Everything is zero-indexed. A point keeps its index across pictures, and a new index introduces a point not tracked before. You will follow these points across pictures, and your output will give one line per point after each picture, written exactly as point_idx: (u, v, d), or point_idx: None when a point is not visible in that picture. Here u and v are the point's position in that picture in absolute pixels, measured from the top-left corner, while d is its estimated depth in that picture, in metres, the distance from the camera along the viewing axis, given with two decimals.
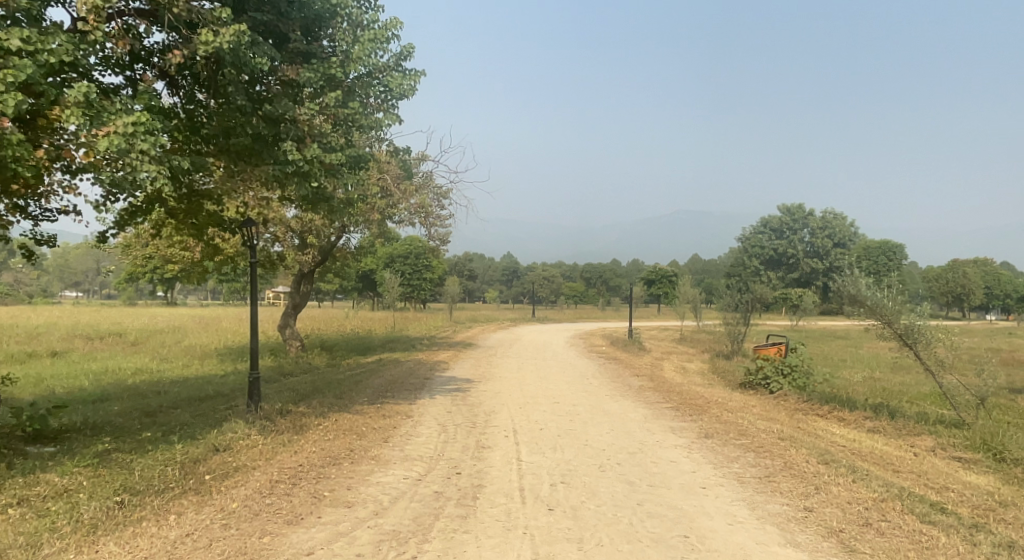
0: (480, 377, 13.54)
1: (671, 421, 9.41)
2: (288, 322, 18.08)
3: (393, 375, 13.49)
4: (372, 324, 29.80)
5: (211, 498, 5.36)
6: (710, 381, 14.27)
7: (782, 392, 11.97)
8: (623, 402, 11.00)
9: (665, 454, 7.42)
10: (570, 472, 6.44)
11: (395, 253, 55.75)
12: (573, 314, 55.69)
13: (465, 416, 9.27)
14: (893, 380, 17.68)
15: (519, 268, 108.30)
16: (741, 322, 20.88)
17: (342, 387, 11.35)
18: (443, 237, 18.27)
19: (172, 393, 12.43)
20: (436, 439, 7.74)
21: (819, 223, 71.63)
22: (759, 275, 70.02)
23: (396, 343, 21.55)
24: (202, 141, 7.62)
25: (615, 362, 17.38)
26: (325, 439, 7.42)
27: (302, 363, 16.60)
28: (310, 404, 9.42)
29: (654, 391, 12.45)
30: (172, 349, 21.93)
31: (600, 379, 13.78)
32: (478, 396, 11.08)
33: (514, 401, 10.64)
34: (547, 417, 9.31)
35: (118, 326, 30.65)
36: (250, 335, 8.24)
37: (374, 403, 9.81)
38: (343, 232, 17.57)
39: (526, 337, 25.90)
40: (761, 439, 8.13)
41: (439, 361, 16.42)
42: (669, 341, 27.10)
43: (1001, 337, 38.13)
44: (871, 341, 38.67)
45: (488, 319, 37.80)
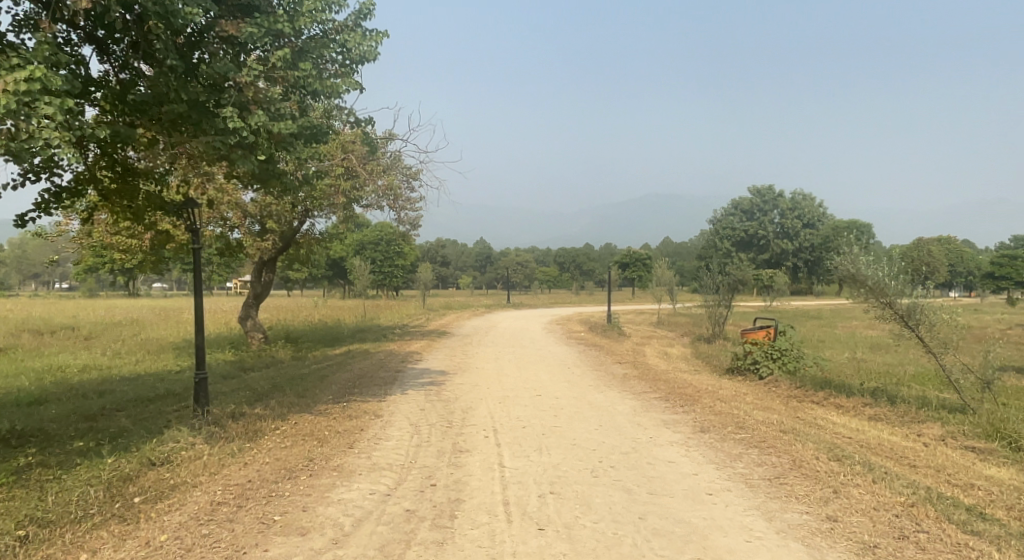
0: (455, 368, 12.76)
1: (663, 414, 8.73)
2: (249, 313, 17.03)
3: (362, 368, 12.61)
4: (342, 314, 28.74)
5: (136, 528, 4.49)
6: (696, 367, 13.66)
7: (773, 378, 11.40)
8: (609, 393, 10.32)
9: (662, 453, 6.73)
10: (560, 480, 5.70)
11: (365, 240, 54.46)
12: (548, 299, 55.12)
13: (440, 414, 8.47)
14: (877, 360, 17.32)
15: (493, 254, 107.42)
16: (722, 304, 20.41)
17: (306, 384, 10.47)
18: (413, 221, 17.34)
19: (118, 393, 11.39)
20: (407, 443, 6.93)
21: (789, 205, 72.09)
22: (731, 256, 70.24)
23: (366, 333, 20.61)
24: (129, 109, 6.63)
25: (595, 349, 16.72)
26: (281, 447, 6.56)
27: (265, 357, 15.62)
28: (268, 405, 8.53)
29: (639, 379, 11.79)
30: (126, 343, 20.67)
31: (582, 368, 13.10)
32: (453, 390, 10.29)
33: (493, 395, 9.86)
34: (529, 413, 8.57)
35: (73, 319, 29.15)
36: (195, 330, 7.32)
37: (340, 401, 8.95)
38: (307, 216, 16.56)
39: (502, 324, 25.16)
40: (762, 433, 7.50)
41: (412, 351, 15.59)
42: (647, 325, 26.62)
43: (970, 314, 38.52)
44: (845, 320, 38.82)
45: (463, 306, 36.97)
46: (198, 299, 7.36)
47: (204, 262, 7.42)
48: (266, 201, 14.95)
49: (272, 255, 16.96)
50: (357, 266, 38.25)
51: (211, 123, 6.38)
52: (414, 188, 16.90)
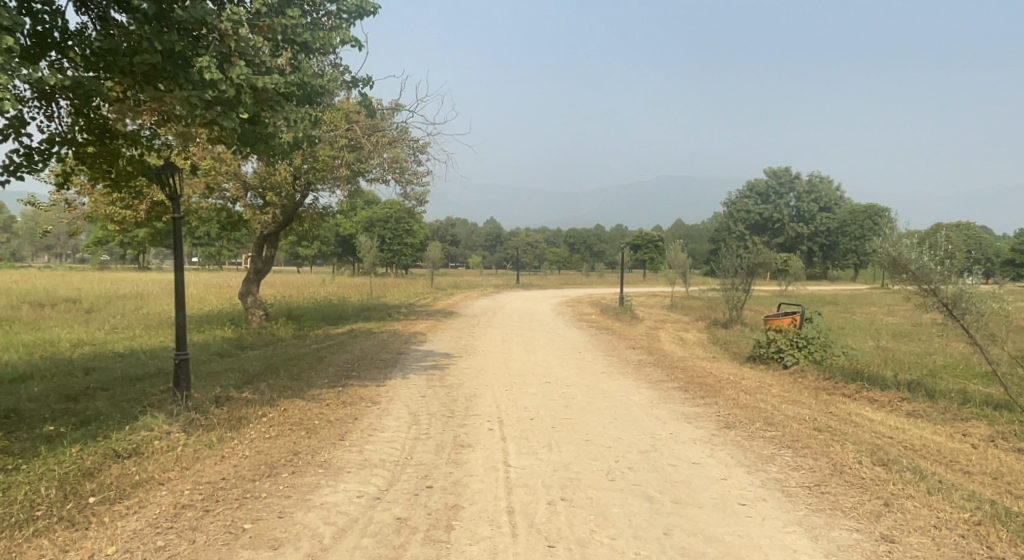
0: (461, 351, 12.14)
1: (683, 406, 8.07)
2: (249, 289, 16.48)
3: (362, 350, 12.00)
4: (348, 292, 28.18)
5: (83, 537, 3.90)
6: (714, 354, 12.96)
7: (799, 367, 10.69)
8: (623, 382, 9.67)
9: (685, 453, 6.07)
10: (572, 484, 5.06)
11: (375, 217, 53.74)
12: (558, 280, 54.32)
13: (442, 402, 7.83)
14: (902, 349, 16.54)
15: (503, 234, 106.49)
16: (740, 288, 19.64)
17: (302, 366, 9.87)
18: (420, 196, 16.64)
19: (107, 371, 10.86)
20: (404, 436, 6.30)
21: (806, 187, 70.70)
22: (745, 239, 69.10)
23: (370, 312, 20.05)
24: (98, 61, 5.95)
25: (607, 333, 16.05)
26: (265, 438, 5.95)
27: (265, 335, 15.06)
28: (257, 389, 7.93)
29: (655, 366, 11.14)
30: (126, 318, 20.21)
31: (594, 354, 12.45)
32: (457, 375, 9.66)
33: (499, 382, 9.22)
34: (538, 403, 7.93)
35: (76, 292, 28.71)
36: (175, 308, 6.71)
37: (335, 386, 8.34)
38: (309, 189, 15.92)
39: (510, 305, 24.52)
40: (794, 430, 6.83)
41: (417, 332, 14.98)
42: (660, 309, 25.90)
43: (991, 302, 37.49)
44: (862, 307, 37.91)
45: (471, 286, 36.35)
46: (178, 273, 6.74)
47: (185, 233, 6.78)
48: (266, 172, 14.30)
49: (274, 229, 16.34)
50: (365, 243, 37.62)
51: (188, 76, 5.72)
52: (421, 161, 16.17)
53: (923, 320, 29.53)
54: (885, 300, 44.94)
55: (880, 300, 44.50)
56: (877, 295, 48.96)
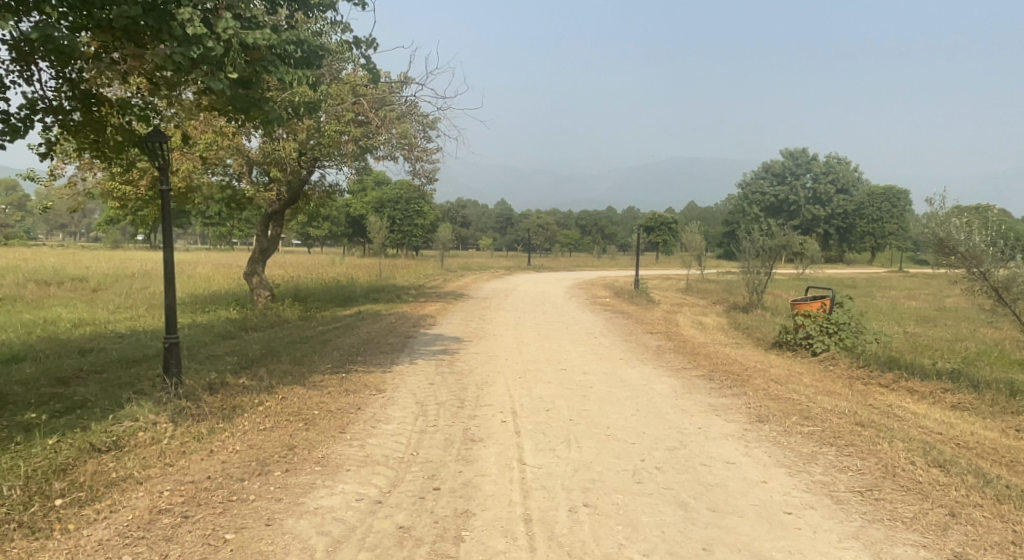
0: (472, 335, 11.63)
1: (710, 398, 7.50)
2: (255, 269, 16.01)
3: (369, 332, 11.50)
4: (356, 272, 27.67)
5: (42, 549, 3.42)
6: (737, 339, 12.36)
7: (830, 355, 10.08)
8: (643, 369, 9.12)
9: (718, 451, 5.52)
10: (595, 487, 4.54)
11: (385, 198, 53.12)
12: (572, 261, 53.54)
13: (451, 391, 7.33)
14: (933, 335, 15.82)
15: (514, 215, 105.56)
16: (762, 271, 18.93)
17: (305, 349, 9.39)
18: (430, 173, 16.04)
19: (104, 353, 10.43)
20: (410, 429, 5.80)
21: (823, 168, 69.28)
22: (760, 222, 67.95)
23: (380, 293, 19.56)
24: (73, 14, 5.42)
25: (624, 317, 15.45)
26: (258, 429, 5.46)
27: (270, 317, 14.60)
28: (255, 375, 7.45)
29: (676, 353, 10.57)
30: (131, 297, 19.85)
31: (611, 339, 11.90)
32: (468, 361, 9.15)
33: (512, 369, 8.70)
34: (554, 393, 7.41)
35: (83, 270, 28.39)
36: (163, 287, 6.21)
37: (338, 372, 7.86)
38: (315, 165, 15.37)
39: (522, 287, 23.94)
40: (834, 425, 6.26)
41: (426, 314, 14.47)
42: (676, 291, 25.20)
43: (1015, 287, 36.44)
44: (883, 290, 36.95)
45: (482, 267, 35.74)
46: (166, 249, 6.25)
47: (173, 207, 6.30)
48: (270, 145, 13.77)
49: (279, 207, 15.84)
50: (375, 222, 37.06)
51: (170, 31, 5.18)
52: (431, 137, 15.55)
53: (947, 305, 28.63)
54: (904, 283, 43.91)
55: (900, 283, 43.46)
56: (895, 279, 47.89)
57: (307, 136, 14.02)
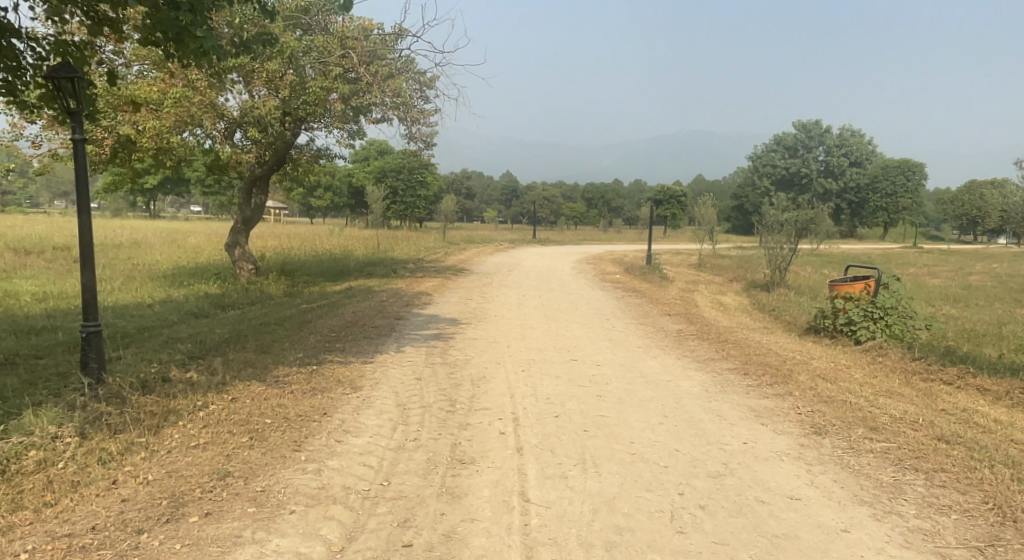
0: (470, 317, 10.39)
1: (750, 400, 6.28)
2: (237, 240, 14.69)
3: (355, 312, 10.27)
4: (353, 245, 26.30)
5: None
6: (766, 324, 11.09)
7: (877, 343, 8.85)
8: (666, 360, 7.90)
9: (775, 480, 4.31)
10: (622, 543, 3.36)
11: (387, 167, 51.42)
12: (578, 235, 51.87)
13: (440, 389, 6.12)
14: (974, 318, 14.48)
15: (520, 187, 103.40)
16: (786, 248, 17.57)
17: (278, 333, 8.18)
18: (427, 137, 14.67)
19: (55, 332, 9.23)
20: (385, 445, 4.60)
21: (836, 141, 67.10)
22: (772, 195, 66.05)
23: (374, 267, 18.27)
24: None
25: (638, 297, 14.14)
26: (188, 447, 4.27)
27: (252, 293, 13.39)
28: (209, 367, 6.25)
29: (700, 339, 9.34)
30: (110, 268, 18.63)
31: (626, 322, 10.64)
32: (464, 350, 7.95)
33: (515, 360, 7.48)
34: (564, 393, 6.19)
35: (69, 239, 27.11)
36: (78, 264, 5.01)
37: (309, 363, 6.66)
38: (300, 126, 14.06)
39: (527, 262, 22.63)
40: (913, 442, 5.04)
41: (422, 292, 13.20)
42: (689, 268, 23.79)
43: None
44: (902, 267, 35.45)
45: (486, 241, 34.32)
46: (83, 217, 5.05)
47: (88, 160, 5.04)
48: (250, 103, 12.48)
49: (264, 172, 14.51)
50: (373, 192, 35.48)
51: None
52: (428, 97, 14.13)
53: (971, 283, 27.13)
54: (921, 260, 42.34)
55: (918, 260, 41.89)
56: (912, 255, 46.25)
57: (291, 94, 12.71)
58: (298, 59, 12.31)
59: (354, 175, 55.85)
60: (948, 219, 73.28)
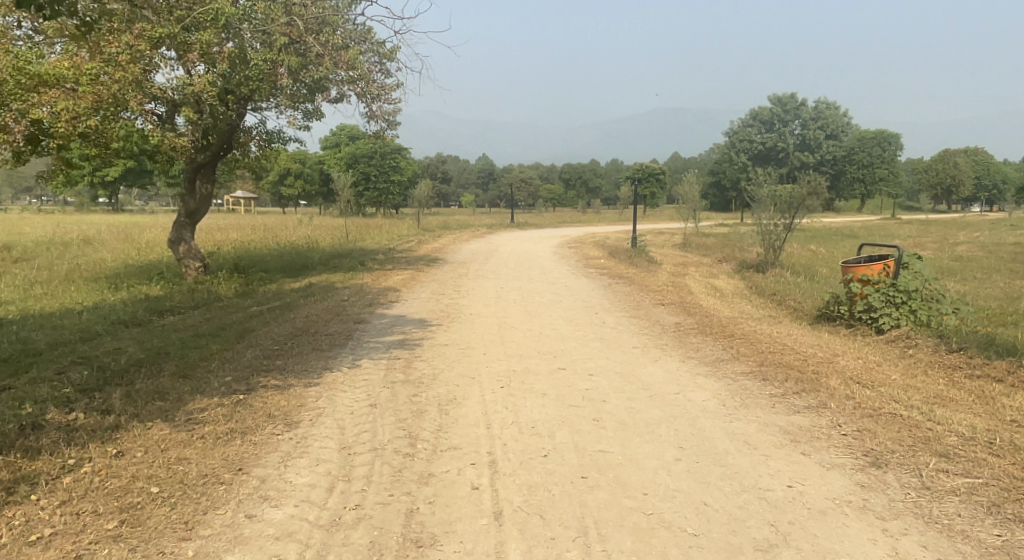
0: (440, 317, 9.14)
1: (780, 417, 5.14)
2: (181, 235, 13.23)
3: (308, 315, 8.97)
4: (319, 235, 24.73)
5: None
6: (772, 312, 9.98)
7: (903, 333, 7.78)
8: (668, 364, 6.75)
9: (847, 551, 3.17)
10: None
11: (357, 153, 49.41)
12: (558, 218, 50.40)
13: (399, 422, 4.90)
14: (984, 294, 13.51)
15: (496, 170, 101.50)
16: (778, 227, 16.53)
17: (209, 349, 6.87)
18: (390, 115, 13.27)
19: None
20: (313, 520, 3.38)
21: (812, 114, 66.25)
22: (751, 171, 65.14)
23: (341, 260, 16.91)
24: None
25: (626, 285, 12.94)
26: (22, 546, 3.02)
27: (198, 294, 11.99)
28: (103, 402, 4.95)
29: (704, 335, 8.20)
30: (48, 270, 17.00)
31: (618, 316, 9.47)
32: (432, 362, 6.71)
33: (492, 372, 6.28)
34: (553, 419, 5.00)
35: (12, 238, 25.14)
36: None
37: (235, 390, 5.37)
38: (245, 102, 12.64)
39: (504, 248, 21.38)
40: (1005, 476, 3.93)
41: (388, 287, 11.90)
42: (674, 248, 22.67)
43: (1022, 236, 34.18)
44: (888, 240, 34.59)
45: (462, 227, 32.90)
46: None
47: None
48: (184, 80, 11.04)
49: (207, 158, 13.05)
50: (341, 179, 33.74)
51: None
52: (388, 70, 12.74)
53: (962, 254, 26.33)
54: (904, 231, 41.76)
55: (901, 231, 41.28)
56: (894, 227, 45.73)
57: (231, 67, 11.26)
58: (237, 28, 10.88)
59: (323, 162, 53.77)
60: (924, 190, 73.16)
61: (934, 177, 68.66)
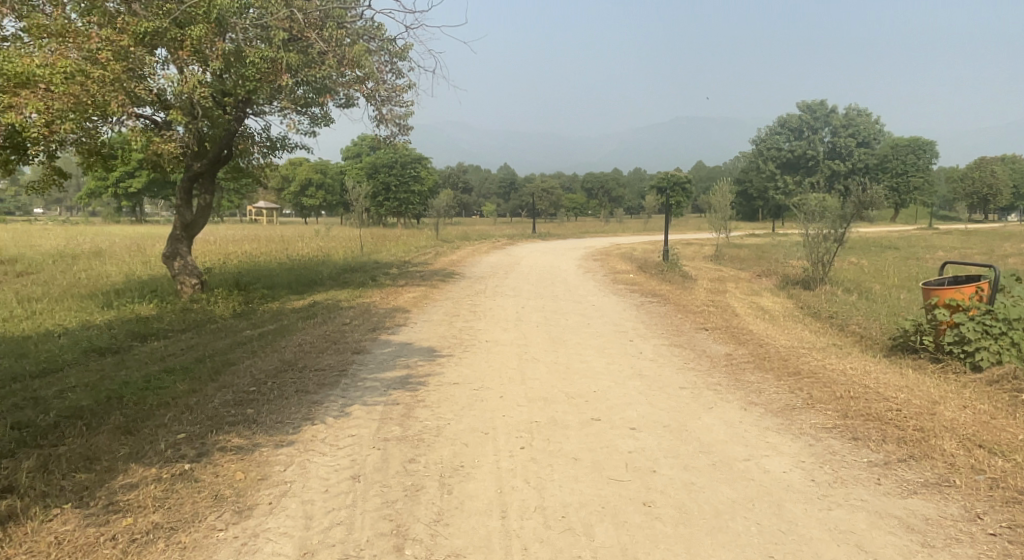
0: (453, 346, 7.95)
1: (892, 502, 3.87)
2: (176, 249, 12.25)
3: (301, 343, 7.82)
4: (334, 247, 23.74)
5: None
6: (835, 340, 8.62)
7: (1009, 372, 6.42)
8: (728, 414, 5.49)
9: None
10: None
11: (378, 163, 48.51)
12: (581, 228, 48.92)
13: (386, 506, 3.71)
14: None
15: (518, 179, 100.32)
16: (831, 236, 14.82)
17: (171, 391, 5.75)
18: (400, 119, 12.19)
19: None
20: None
21: (842, 122, 63.86)
22: (780, 179, 63.11)
23: (352, 275, 15.83)
24: None
25: (661, 304, 11.62)
26: None
27: (191, 314, 10.98)
28: (6, 478, 3.84)
29: (764, 371, 6.91)
30: (47, 285, 16.14)
31: (657, 345, 8.20)
32: (437, 409, 5.50)
33: (510, 426, 5.07)
34: (588, 503, 3.78)
35: (20, 249, 24.37)
36: None
37: (182, 456, 4.24)
38: (244, 104, 11.65)
39: (525, 260, 20.11)
40: None
41: (398, 308, 10.76)
42: (708, 261, 21.22)
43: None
44: (930, 251, 32.60)
45: (481, 237, 31.65)
46: None
47: None
48: (174, 81, 9.98)
49: (204, 166, 12.07)
50: (357, 189, 32.68)
51: None
52: (399, 70, 11.67)
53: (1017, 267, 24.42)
54: (945, 242, 39.72)
55: (942, 242, 39.24)
56: (933, 237, 43.64)
57: (226, 65, 10.27)
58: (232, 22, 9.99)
59: (343, 172, 53.06)
60: (960, 198, 70.41)
61: (971, 185, 66.06)
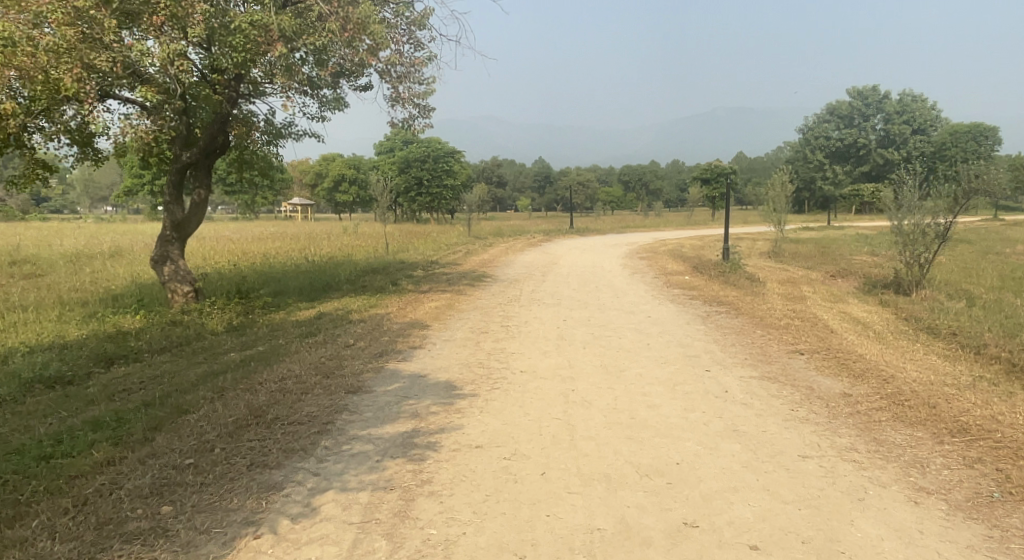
0: (478, 381, 6.12)
1: None
2: (166, 252, 10.70)
3: (285, 376, 6.08)
4: (358, 245, 22.12)
5: None
6: (980, 371, 6.53)
7: None
8: (896, 517, 3.55)
9: None
10: None
11: (410, 157, 46.83)
12: (618, 222, 46.48)
13: None
14: None
15: (555, 173, 97.88)
16: (934, 228, 12.44)
17: (76, 463, 4.06)
18: (419, 98, 10.42)
19: None
20: None
21: (897, 107, 59.68)
22: (829, 170, 59.55)
23: (371, 278, 14.14)
24: None
25: (733, 317, 9.59)
26: None
27: (177, 329, 9.42)
28: None
29: (913, 427, 4.89)
30: (45, 290, 14.83)
31: (744, 379, 6.25)
32: (449, 501, 3.69)
33: (560, 544, 3.23)
34: None
35: (37, 249, 23.33)
36: None
37: None
38: (239, 80, 10.00)
39: (563, 259, 18.10)
40: None
41: (415, 321, 8.99)
42: (769, 259, 18.89)
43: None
44: (1007, 246, 29.37)
45: (515, 234, 29.71)
46: None
47: None
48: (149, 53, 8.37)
49: (195, 157, 10.47)
50: (383, 184, 30.98)
51: None
52: (417, 41, 9.92)
53: None
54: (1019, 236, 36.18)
55: (1017, 235, 35.73)
56: (1005, 229, 39.92)
57: (210, 32, 8.63)
58: None
59: (374, 166, 51.59)
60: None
61: None
